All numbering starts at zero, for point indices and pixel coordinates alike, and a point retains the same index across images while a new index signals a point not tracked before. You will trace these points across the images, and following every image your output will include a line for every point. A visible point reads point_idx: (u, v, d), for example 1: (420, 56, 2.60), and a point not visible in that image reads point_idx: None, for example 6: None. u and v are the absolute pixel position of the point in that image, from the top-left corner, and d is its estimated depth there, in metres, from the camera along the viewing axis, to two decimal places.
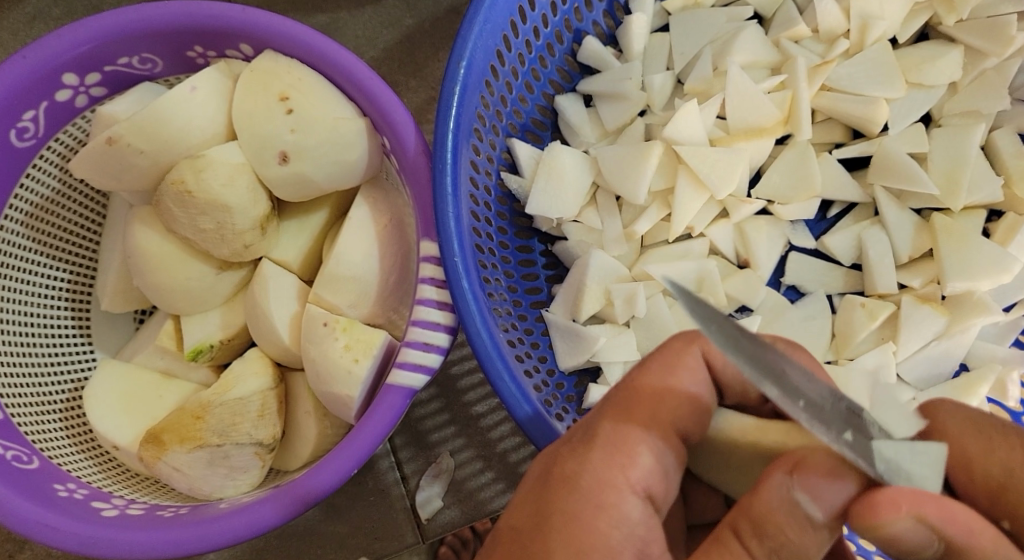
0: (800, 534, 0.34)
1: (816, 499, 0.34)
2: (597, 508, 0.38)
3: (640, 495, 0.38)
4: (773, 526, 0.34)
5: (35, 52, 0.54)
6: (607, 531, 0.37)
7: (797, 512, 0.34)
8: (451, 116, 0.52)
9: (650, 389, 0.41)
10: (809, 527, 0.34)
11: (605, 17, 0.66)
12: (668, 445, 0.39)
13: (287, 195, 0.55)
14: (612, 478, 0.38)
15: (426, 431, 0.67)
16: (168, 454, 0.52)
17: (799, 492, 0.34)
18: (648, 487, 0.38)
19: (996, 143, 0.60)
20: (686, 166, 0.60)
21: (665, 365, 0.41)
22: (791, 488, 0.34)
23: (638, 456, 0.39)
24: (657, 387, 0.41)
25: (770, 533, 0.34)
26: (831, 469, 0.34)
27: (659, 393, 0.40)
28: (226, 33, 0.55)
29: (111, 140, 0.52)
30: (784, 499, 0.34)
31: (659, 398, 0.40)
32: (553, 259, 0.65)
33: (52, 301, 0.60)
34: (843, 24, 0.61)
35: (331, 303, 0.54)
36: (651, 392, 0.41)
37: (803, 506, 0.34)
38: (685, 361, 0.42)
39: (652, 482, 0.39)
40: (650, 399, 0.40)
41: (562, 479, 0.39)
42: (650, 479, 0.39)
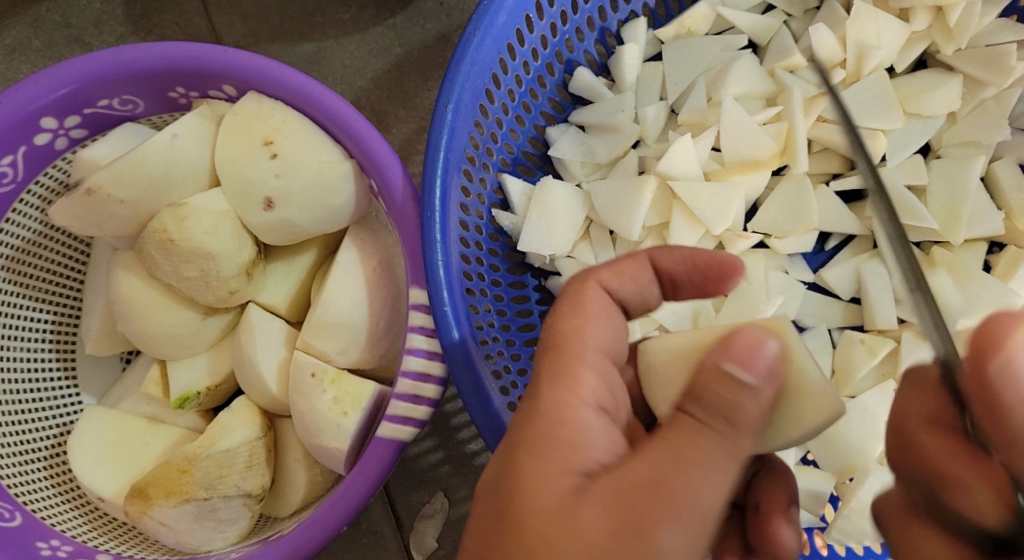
0: (735, 396, 0.34)
1: (746, 367, 0.34)
2: (566, 425, 0.37)
3: (594, 407, 0.38)
4: (711, 395, 0.34)
5: (12, 97, 0.53)
6: (582, 449, 0.36)
7: (729, 381, 0.34)
8: (438, 160, 0.51)
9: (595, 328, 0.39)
10: (752, 395, 0.34)
11: (597, 46, 0.65)
12: (603, 367, 0.39)
13: (273, 239, 0.54)
14: (571, 399, 0.37)
15: (420, 470, 0.66)
16: (153, 508, 0.51)
17: (729, 363, 0.34)
18: (598, 400, 0.38)
19: (996, 174, 0.59)
20: (680, 202, 0.59)
21: (572, 306, 0.40)
22: (720, 362, 0.34)
23: (582, 378, 0.38)
24: (596, 325, 0.39)
25: (710, 402, 0.34)
26: (755, 340, 0.34)
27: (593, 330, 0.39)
28: (208, 74, 0.54)
29: (90, 190, 0.51)
30: (716, 373, 0.34)
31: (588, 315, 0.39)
32: (547, 294, 0.64)
33: (36, 346, 0.59)
34: (839, 53, 0.60)
35: (320, 350, 0.53)
36: (601, 329, 0.39)
37: (734, 374, 0.34)
38: (587, 297, 0.40)
39: (602, 395, 0.38)
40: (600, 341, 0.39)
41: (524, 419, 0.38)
42: (599, 390, 0.38)
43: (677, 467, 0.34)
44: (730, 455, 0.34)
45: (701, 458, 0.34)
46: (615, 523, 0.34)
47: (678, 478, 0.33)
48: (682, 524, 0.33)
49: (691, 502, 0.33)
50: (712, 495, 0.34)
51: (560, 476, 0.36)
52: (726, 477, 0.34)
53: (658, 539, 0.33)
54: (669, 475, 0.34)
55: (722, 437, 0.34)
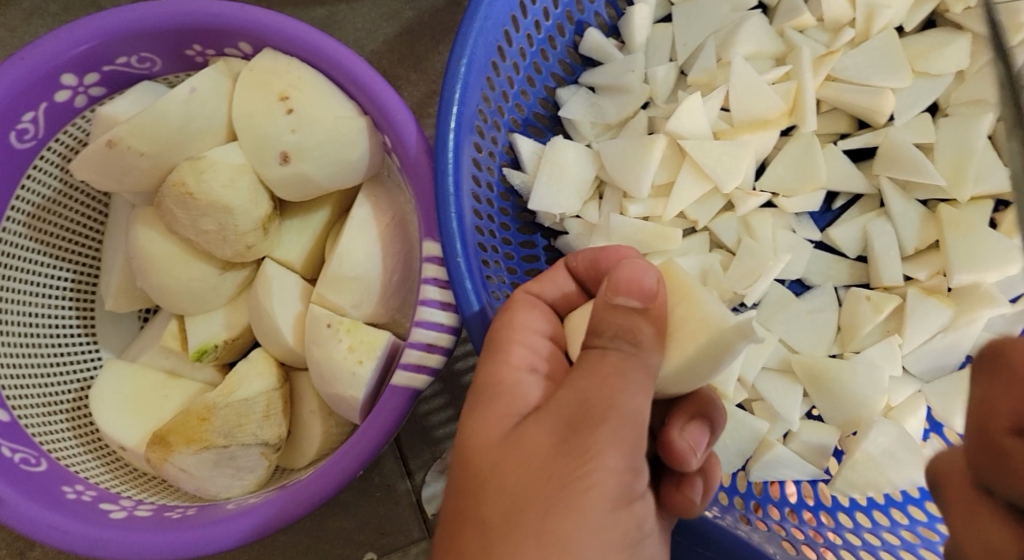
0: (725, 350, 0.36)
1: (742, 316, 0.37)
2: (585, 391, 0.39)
3: (535, 374, 0.44)
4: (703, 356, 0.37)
5: (33, 53, 0.53)
6: (613, 408, 0.38)
7: (621, 310, 0.40)
8: (451, 115, 0.52)
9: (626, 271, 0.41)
10: (644, 315, 0.40)
11: (607, 8, 0.65)
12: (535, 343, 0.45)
13: (288, 195, 0.55)
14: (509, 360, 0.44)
15: (431, 427, 0.68)
16: (174, 455, 0.52)
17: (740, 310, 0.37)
18: (530, 363, 0.44)
19: (1004, 132, 0.59)
20: (690, 159, 0.60)
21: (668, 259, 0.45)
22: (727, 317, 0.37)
23: (511, 351, 0.44)
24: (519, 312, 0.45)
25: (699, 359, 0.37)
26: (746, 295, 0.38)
27: (610, 290, 0.41)
28: (225, 31, 0.55)
29: (111, 143, 0.52)
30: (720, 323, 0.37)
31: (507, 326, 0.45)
32: (556, 254, 0.65)
33: (57, 301, 0.60)
34: (848, 13, 0.60)
35: (335, 303, 0.54)
36: (623, 280, 0.41)
37: (627, 303, 0.41)
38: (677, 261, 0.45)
39: (535, 361, 0.44)
40: (625, 286, 0.40)
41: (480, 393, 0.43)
42: (529, 358, 0.44)
43: (597, 381, 0.39)
44: (641, 366, 0.40)
45: (614, 372, 0.39)
46: (559, 436, 0.39)
47: (580, 407, 0.39)
48: (610, 427, 0.38)
49: None
50: (622, 403, 0.39)
51: (499, 422, 0.42)
52: (645, 392, 0.39)
53: (589, 469, 0.37)
54: (591, 387, 0.39)
55: (625, 353, 0.40)
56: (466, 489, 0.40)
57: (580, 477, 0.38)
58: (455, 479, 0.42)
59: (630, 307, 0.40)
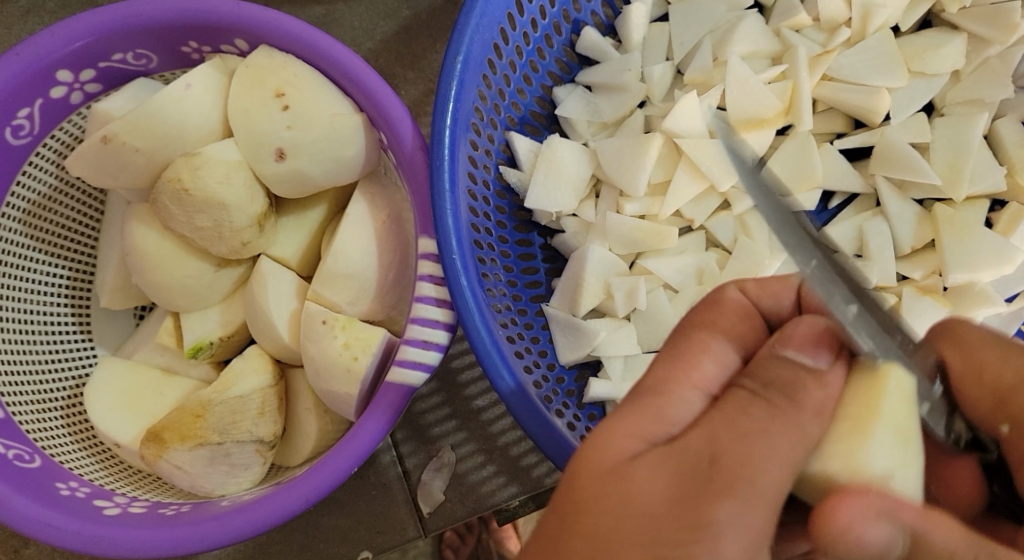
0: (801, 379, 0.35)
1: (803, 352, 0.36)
2: (658, 398, 0.38)
3: (701, 393, 0.38)
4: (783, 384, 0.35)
5: (29, 49, 0.53)
6: (661, 422, 0.37)
7: (791, 363, 0.36)
8: (447, 112, 0.52)
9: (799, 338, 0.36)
10: (815, 378, 0.35)
11: (604, 7, 0.65)
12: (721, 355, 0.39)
13: (284, 191, 0.55)
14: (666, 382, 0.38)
15: (428, 425, 0.67)
16: (168, 452, 0.52)
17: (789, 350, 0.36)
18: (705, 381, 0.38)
19: (999, 132, 0.60)
20: (686, 158, 0.60)
21: (709, 303, 0.42)
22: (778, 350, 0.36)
23: (699, 363, 0.39)
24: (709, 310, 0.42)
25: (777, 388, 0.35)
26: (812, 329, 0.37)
27: (779, 342, 0.37)
28: (221, 28, 0.55)
29: (107, 138, 0.52)
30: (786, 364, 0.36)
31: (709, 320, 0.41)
32: (552, 253, 0.65)
33: (52, 298, 0.60)
34: (844, 13, 0.61)
35: (330, 300, 0.54)
36: (802, 337, 0.36)
37: (797, 359, 0.36)
38: (725, 297, 0.42)
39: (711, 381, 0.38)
40: (802, 344, 0.36)
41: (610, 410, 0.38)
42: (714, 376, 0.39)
43: (737, 445, 0.34)
44: (793, 433, 0.34)
45: (758, 431, 0.34)
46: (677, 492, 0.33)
47: (710, 467, 0.33)
48: (742, 502, 0.32)
49: (755, 481, 0.33)
50: (768, 477, 0.33)
51: (628, 443, 0.36)
52: (791, 465, 0.33)
53: (715, 512, 0.32)
54: (740, 450, 0.33)
55: (791, 421, 0.34)
56: (568, 510, 0.35)
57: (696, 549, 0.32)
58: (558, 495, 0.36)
59: (801, 363, 0.36)
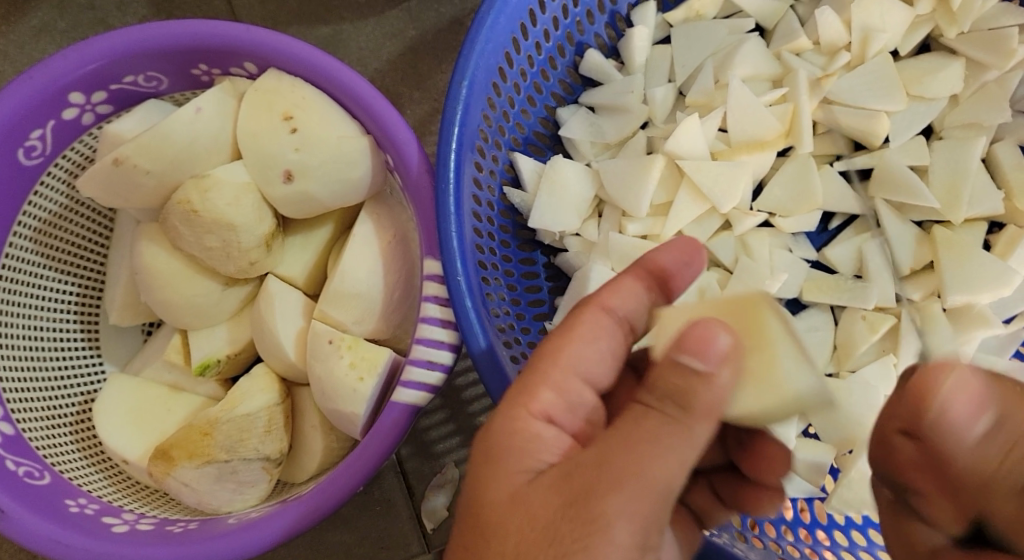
0: (689, 384, 0.35)
1: (697, 357, 0.35)
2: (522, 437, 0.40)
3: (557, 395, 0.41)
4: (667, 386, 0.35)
5: (42, 72, 0.54)
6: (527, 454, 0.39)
7: (680, 369, 0.35)
8: (453, 135, 0.53)
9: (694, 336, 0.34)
10: (703, 381, 0.35)
11: (607, 29, 0.66)
12: (568, 386, 0.41)
13: (292, 212, 0.56)
14: (512, 416, 0.40)
15: (431, 441, 0.68)
16: (176, 469, 0.53)
17: (680, 356, 0.35)
18: (548, 412, 0.41)
19: (997, 156, 0.60)
20: (688, 179, 0.61)
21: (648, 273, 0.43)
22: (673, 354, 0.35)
23: (539, 394, 0.41)
24: (575, 344, 0.41)
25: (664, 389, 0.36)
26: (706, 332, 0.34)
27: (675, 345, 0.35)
28: (231, 52, 0.56)
29: (118, 161, 0.53)
30: (670, 366, 0.35)
31: (562, 352, 0.41)
32: (555, 271, 0.65)
33: (61, 315, 0.61)
34: (844, 37, 0.61)
35: (337, 319, 0.55)
36: (694, 339, 0.35)
37: (691, 365, 0.35)
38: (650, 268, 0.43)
39: (556, 410, 0.41)
40: (695, 346, 0.35)
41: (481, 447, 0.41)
42: (551, 406, 0.41)
43: (630, 445, 0.36)
44: (680, 437, 0.36)
45: (652, 438, 0.36)
46: (564, 497, 0.36)
47: (602, 470, 0.36)
48: (627, 492, 0.35)
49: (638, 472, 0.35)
50: (658, 474, 0.35)
51: (513, 477, 0.39)
52: (681, 462, 0.36)
53: (603, 507, 0.35)
54: (629, 451, 0.36)
55: (670, 420, 0.36)
56: (467, 545, 0.39)
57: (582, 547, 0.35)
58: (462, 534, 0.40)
59: (692, 370, 0.34)
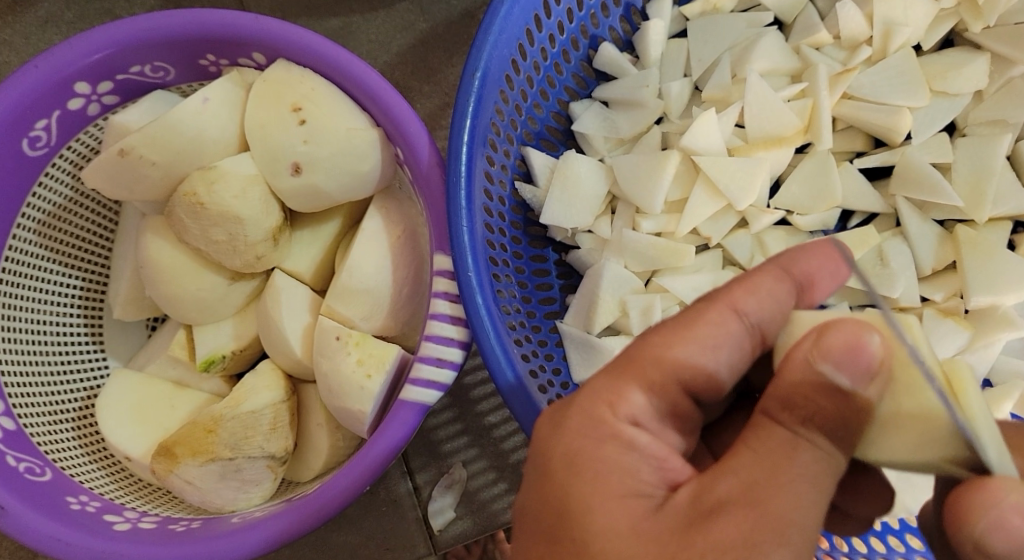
0: (837, 403, 0.33)
1: (840, 369, 0.33)
2: (609, 453, 0.36)
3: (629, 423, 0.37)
4: (802, 397, 0.33)
5: (47, 61, 0.53)
6: (628, 475, 0.35)
7: (826, 384, 0.33)
8: (465, 128, 0.52)
9: (839, 341, 0.33)
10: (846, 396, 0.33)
11: (622, 22, 0.65)
12: (665, 391, 0.37)
13: (300, 205, 0.55)
14: (601, 425, 0.36)
15: (439, 441, 0.67)
16: (180, 467, 0.52)
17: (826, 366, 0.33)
18: (637, 416, 0.36)
19: (1023, 154, 0.59)
20: (704, 175, 0.60)
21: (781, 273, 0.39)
22: (813, 360, 0.33)
23: (628, 395, 0.37)
24: (681, 345, 0.37)
25: (796, 401, 0.33)
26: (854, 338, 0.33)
27: (816, 351, 0.33)
28: (239, 41, 0.55)
29: (123, 152, 0.52)
30: (809, 372, 0.33)
31: (674, 349, 0.37)
32: (567, 269, 0.64)
33: (64, 308, 0.60)
34: (866, 30, 0.60)
35: (344, 315, 0.54)
36: (842, 343, 0.33)
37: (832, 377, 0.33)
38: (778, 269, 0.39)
39: (644, 413, 0.37)
40: (841, 356, 0.33)
41: (568, 460, 0.36)
42: (640, 410, 0.37)
43: (785, 485, 0.33)
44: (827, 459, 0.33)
45: (809, 476, 0.33)
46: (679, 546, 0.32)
47: (757, 517, 0.32)
48: (789, 545, 0.32)
49: (797, 504, 0.33)
50: (800, 517, 0.33)
51: (623, 502, 0.35)
52: (818, 508, 0.33)
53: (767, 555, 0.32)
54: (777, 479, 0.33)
55: (823, 453, 0.33)
56: None
57: None
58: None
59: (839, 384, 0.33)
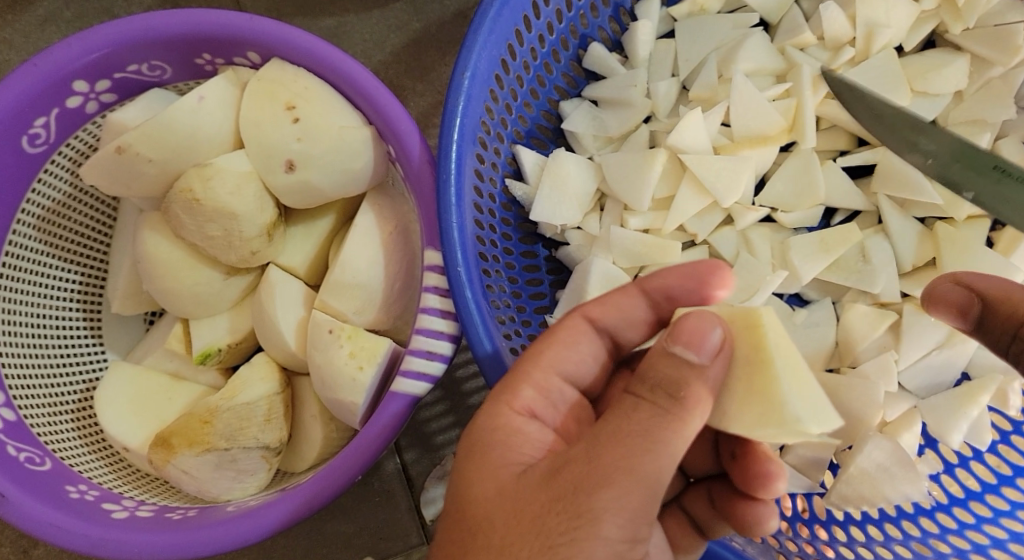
0: (678, 371, 0.38)
1: (690, 348, 0.39)
2: (497, 438, 0.42)
3: (524, 416, 0.43)
4: (657, 374, 0.39)
5: (46, 60, 0.55)
6: (514, 451, 0.41)
7: (676, 360, 0.39)
8: (455, 127, 0.53)
9: (687, 329, 0.39)
10: (697, 371, 0.38)
11: (611, 23, 0.66)
12: (550, 385, 0.44)
13: (294, 202, 0.56)
14: (499, 414, 0.42)
15: (431, 433, 0.69)
16: (176, 457, 0.53)
17: (676, 347, 0.39)
18: (531, 408, 0.43)
19: (1001, 152, 0.60)
20: (690, 173, 0.61)
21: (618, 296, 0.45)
22: (667, 344, 0.39)
23: (520, 391, 0.43)
24: (556, 348, 0.44)
25: (653, 377, 0.39)
26: (700, 324, 0.39)
27: (670, 337, 0.39)
28: (234, 41, 0.56)
29: (121, 149, 0.53)
30: (663, 354, 0.39)
31: (543, 355, 0.44)
32: (557, 265, 0.65)
33: (63, 302, 0.61)
34: (849, 31, 0.61)
35: (337, 309, 0.55)
36: (689, 334, 0.39)
37: (682, 355, 0.39)
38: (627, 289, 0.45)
39: (538, 406, 0.43)
40: (689, 338, 0.39)
41: (471, 444, 0.43)
42: (533, 401, 0.43)
43: (621, 439, 0.38)
44: (674, 428, 0.38)
45: (641, 431, 0.38)
46: (551, 493, 0.38)
47: (592, 468, 0.38)
48: (617, 486, 0.37)
49: (633, 469, 0.37)
50: (660, 476, 0.38)
51: (500, 471, 0.41)
52: (669, 454, 0.38)
53: (593, 502, 0.37)
54: (620, 447, 0.38)
55: (661, 412, 0.38)
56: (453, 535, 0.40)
57: (579, 536, 0.37)
58: (447, 528, 0.41)
59: (685, 359, 0.38)
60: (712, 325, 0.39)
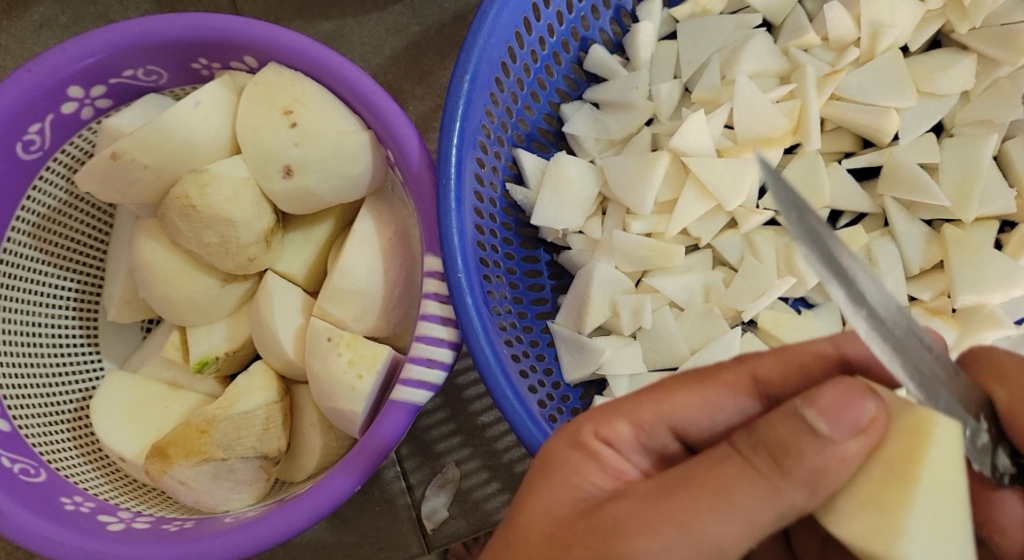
0: (796, 437, 0.33)
1: (823, 417, 0.32)
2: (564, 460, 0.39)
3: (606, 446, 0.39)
4: (771, 434, 0.33)
5: (40, 65, 0.54)
6: (579, 478, 0.38)
7: (801, 425, 0.33)
8: (455, 130, 0.52)
9: (829, 398, 0.32)
10: (814, 441, 0.32)
11: (612, 25, 0.65)
12: (653, 431, 0.40)
13: (291, 207, 0.55)
14: (577, 437, 0.40)
15: (432, 441, 0.68)
16: (173, 467, 0.52)
17: (806, 409, 0.33)
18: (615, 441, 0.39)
19: (1009, 153, 0.59)
20: (693, 177, 0.60)
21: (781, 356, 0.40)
22: (800, 405, 0.33)
23: (615, 424, 0.40)
24: (691, 393, 0.40)
25: (759, 433, 0.34)
26: (844, 393, 0.32)
27: (806, 399, 0.33)
28: (231, 46, 0.55)
29: (116, 155, 0.53)
30: (792, 417, 0.33)
31: (666, 399, 0.40)
32: (558, 270, 0.65)
33: (59, 311, 0.60)
34: (853, 32, 0.60)
35: (336, 316, 0.54)
36: (831, 399, 0.32)
37: (810, 422, 0.33)
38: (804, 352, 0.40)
39: (626, 444, 0.39)
40: (827, 406, 0.32)
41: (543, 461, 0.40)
42: (626, 439, 0.40)
43: (691, 493, 0.34)
44: (760, 496, 0.33)
45: (716, 487, 0.33)
46: (594, 524, 0.35)
47: (645, 511, 0.34)
48: (661, 537, 0.33)
49: (687, 525, 0.33)
50: (723, 540, 0.33)
51: (558, 492, 0.38)
52: (746, 524, 0.33)
53: (630, 543, 0.34)
54: (684, 498, 0.34)
55: (755, 478, 0.33)
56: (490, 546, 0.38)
57: None
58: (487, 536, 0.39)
59: (807, 424, 0.33)
60: (861, 398, 0.32)
